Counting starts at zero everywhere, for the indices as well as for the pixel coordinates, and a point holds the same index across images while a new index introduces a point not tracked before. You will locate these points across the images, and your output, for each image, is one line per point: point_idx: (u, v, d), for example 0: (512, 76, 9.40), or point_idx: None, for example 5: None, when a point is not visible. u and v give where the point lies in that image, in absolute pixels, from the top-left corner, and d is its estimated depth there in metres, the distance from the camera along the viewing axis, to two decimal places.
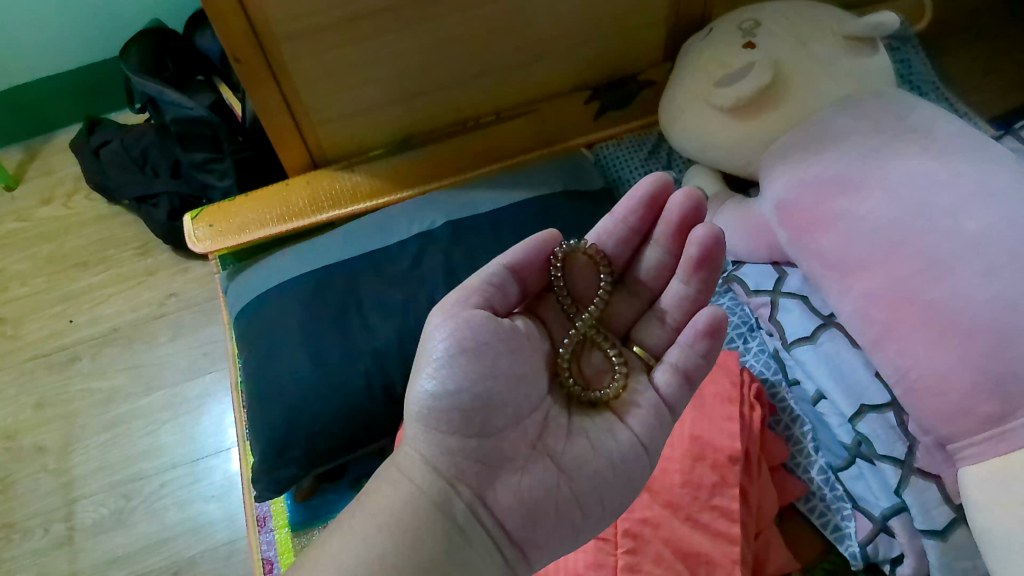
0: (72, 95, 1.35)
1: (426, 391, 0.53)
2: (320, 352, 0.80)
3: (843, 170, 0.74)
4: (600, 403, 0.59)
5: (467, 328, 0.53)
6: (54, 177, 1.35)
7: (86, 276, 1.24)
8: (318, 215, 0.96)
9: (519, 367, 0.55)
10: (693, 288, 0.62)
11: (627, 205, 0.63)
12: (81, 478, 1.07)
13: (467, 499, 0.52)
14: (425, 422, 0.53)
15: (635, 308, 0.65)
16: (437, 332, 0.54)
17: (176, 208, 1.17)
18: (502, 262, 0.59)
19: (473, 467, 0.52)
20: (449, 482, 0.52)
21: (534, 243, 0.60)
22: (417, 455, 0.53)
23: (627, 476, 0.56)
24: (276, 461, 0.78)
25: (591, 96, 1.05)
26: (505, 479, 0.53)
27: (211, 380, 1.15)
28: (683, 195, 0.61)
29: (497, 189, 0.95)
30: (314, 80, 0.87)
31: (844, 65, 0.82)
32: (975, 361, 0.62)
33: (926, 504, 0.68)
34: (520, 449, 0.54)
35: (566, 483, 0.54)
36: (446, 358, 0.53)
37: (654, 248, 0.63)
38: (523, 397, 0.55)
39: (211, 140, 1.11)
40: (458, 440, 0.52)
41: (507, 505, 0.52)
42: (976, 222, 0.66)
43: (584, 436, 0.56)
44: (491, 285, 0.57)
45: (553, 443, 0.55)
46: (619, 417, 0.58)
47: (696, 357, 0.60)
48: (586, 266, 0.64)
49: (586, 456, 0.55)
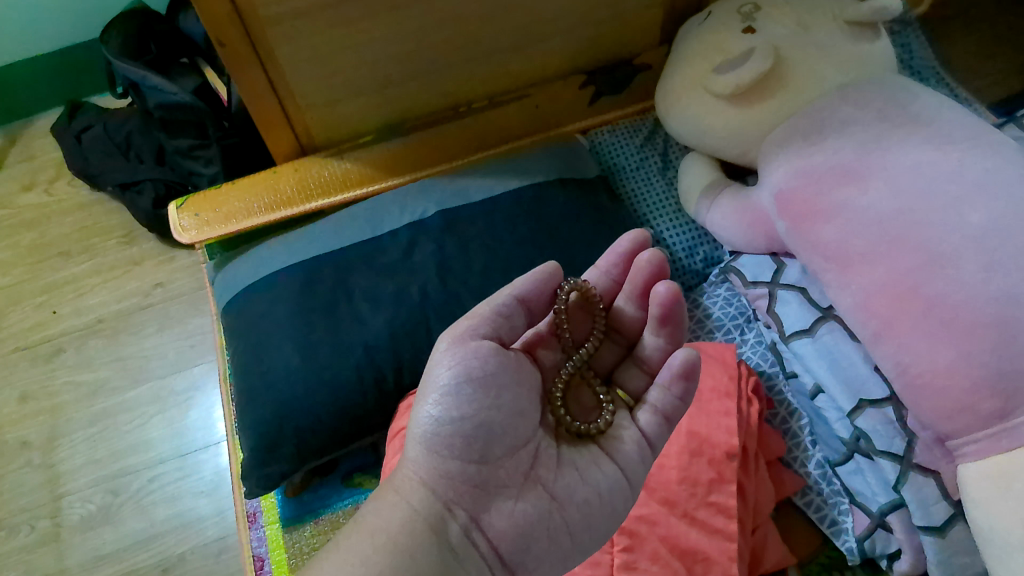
0: (53, 79, 1.32)
1: (430, 418, 0.53)
2: (311, 350, 0.78)
3: (846, 158, 0.73)
4: (587, 436, 0.58)
5: (474, 358, 0.53)
6: (36, 162, 1.32)
7: (70, 266, 1.22)
8: (307, 205, 0.94)
9: (520, 400, 0.54)
10: (662, 340, 0.62)
11: (609, 258, 0.63)
12: (67, 473, 1.06)
13: (463, 522, 0.51)
14: (426, 447, 0.52)
15: (615, 352, 0.65)
16: (443, 360, 0.54)
17: (160, 195, 1.14)
18: (512, 292, 0.58)
19: (470, 491, 0.52)
20: (446, 506, 0.51)
21: (540, 275, 0.59)
22: (416, 478, 0.52)
23: (613, 505, 0.55)
24: (265, 459, 0.76)
25: (586, 81, 1.03)
26: (499, 505, 0.52)
27: (199, 372, 1.13)
28: (649, 256, 0.60)
29: (491, 176, 0.92)
30: (301, 65, 0.85)
31: (845, 50, 0.80)
32: (978, 357, 0.61)
33: (925, 500, 0.67)
34: (515, 477, 0.53)
35: (558, 511, 0.53)
36: (451, 387, 0.52)
37: (625, 302, 0.63)
38: (521, 426, 0.54)
39: (196, 126, 1.08)
40: (457, 466, 0.52)
41: (501, 531, 0.52)
42: (979, 215, 0.65)
43: (573, 466, 0.55)
44: (499, 315, 0.56)
45: (544, 473, 0.54)
46: (605, 451, 0.57)
47: (672, 399, 0.59)
48: (580, 313, 0.64)
49: (577, 485, 0.54)
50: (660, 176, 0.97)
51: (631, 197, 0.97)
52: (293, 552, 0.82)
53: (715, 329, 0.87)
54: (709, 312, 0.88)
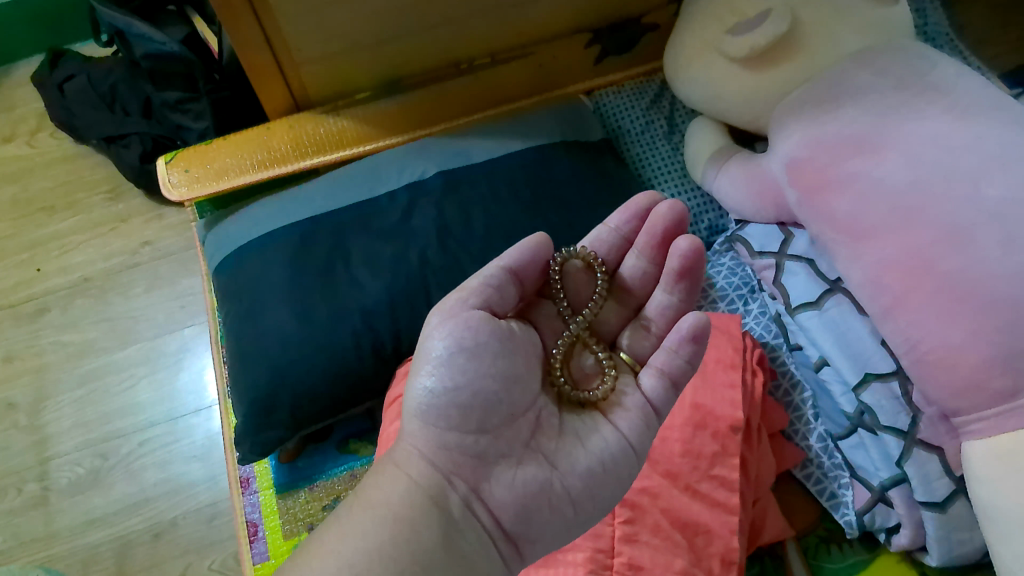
0: (34, 24, 1.27)
1: (425, 389, 0.51)
2: (306, 313, 0.76)
3: (862, 128, 0.71)
4: (588, 403, 0.57)
5: (465, 329, 0.52)
6: (16, 112, 1.27)
7: (53, 222, 1.18)
8: (303, 162, 0.91)
9: (516, 367, 0.53)
10: (676, 298, 0.60)
11: (623, 215, 0.63)
12: (54, 436, 1.04)
13: (463, 493, 0.50)
14: (423, 419, 0.51)
15: (622, 313, 0.63)
16: (435, 333, 0.53)
17: (148, 150, 1.11)
18: (500, 264, 0.56)
19: (469, 461, 0.50)
20: (445, 477, 0.50)
21: (528, 247, 0.57)
22: (414, 450, 0.51)
23: (617, 475, 0.54)
24: (261, 424, 0.75)
25: (592, 39, 0.99)
26: (499, 475, 0.51)
27: (189, 334, 1.11)
28: (667, 207, 0.61)
29: (494, 137, 0.89)
30: (296, 16, 0.81)
31: (865, 13, 0.78)
32: (990, 335, 0.60)
33: (928, 475, 0.67)
34: (515, 445, 0.52)
35: (558, 479, 0.51)
36: (445, 357, 0.51)
37: (636, 257, 0.62)
38: (518, 394, 0.53)
39: (186, 79, 1.04)
40: (455, 437, 0.50)
41: (503, 501, 0.50)
42: (997, 189, 0.63)
43: (575, 435, 0.54)
44: (488, 286, 0.54)
45: (545, 442, 0.53)
46: (606, 416, 0.56)
47: (681, 363, 0.57)
48: (583, 275, 0.62)
49: (578, 454, 0.53)
50: (665, 141, 0.95)
51: (636, 161, 0.95)
52: (287, 518, 0.81)
53: (719, 299, 0.86)
54: (711, 282, 0.86)
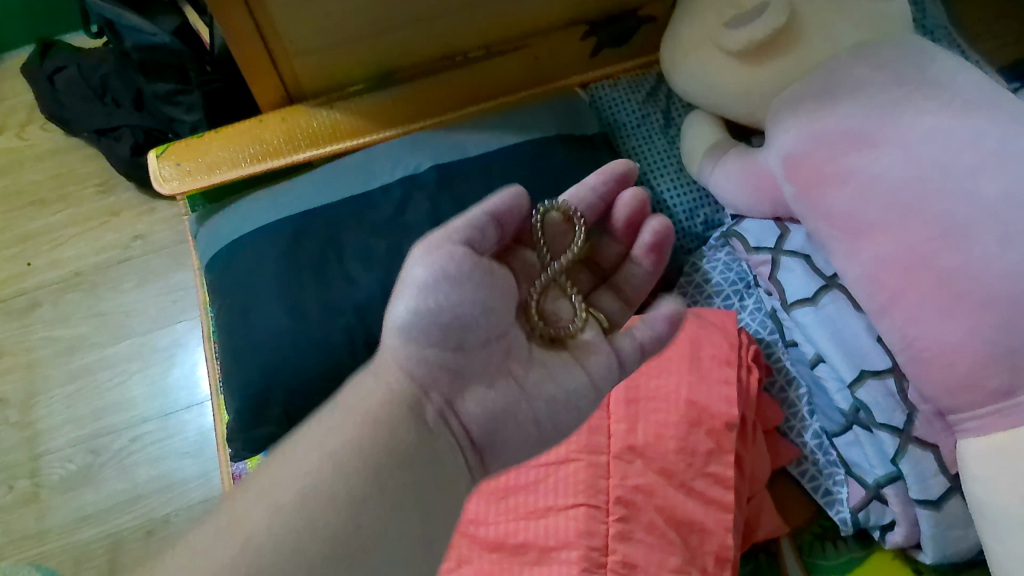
0: (23, 14, 1.25)
1: (405, 313, 0.49)
2: (300, 308, 0.75)
3: (860, 123, 0.70)
4: (558, 340, 0.56)
5: (450, 258, 0.49)
6: (6, 104, 1.26)
7: (44, 216, 1.17)
8: (295, 155, 0.90)
9: (495, 296, 0.51)
10: (646, 268, 0.63)
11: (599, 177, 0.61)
12: (45, 433, 1.03)
13: (439, 406, 0.49)
14: (403, 338, 0.49)
15: (589, 281, 0.64)
16: (417, 259, 0.50)
17: (140, 142, 1.10)
18: (485, 208, 0.53)
19: (445, 378, 0.49)
20: (421, 389, 0.49)
21: (511, 196, 0.54)
22: (390, 362, 0.49)
23: (579, 407, 0.54)
24: (253, 420, 0.74)
25: (588, 32, 0.98)
26: (473, 390, 0.50)
27: (181, 329, 1.10)
28: (633, 195, 0.61)
29: (488, 130, 0.89)
30: (288, 7, 0.80)
31: (863, 8, 0.77)
32: (988, 334, 0.60)
33: (923, 473, 0.67)
34: (489, 366, 0.51)
35: (526, 402, 0.51)
36: (428, 283, 0.49)
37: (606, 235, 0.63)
38: (497, 318, 0.51)
39: (177, 71, 1.02)
40: (435, 354, 0.49)
41: (474, 416, 0.50)
42: (996, 186, 0.62)
43: (543, 364, 0.53)
44: (473, 226, 0.52)
45: (516, 367, 0.52)
46: (575, 358, 0.55)
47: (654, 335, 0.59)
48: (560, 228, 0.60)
49: (546, 381, 0.53)
50: (662, 134, 0.94)
51: (631, 154, 0.94)
52: None
53: (715, 295, 0.85)
54: (707, 277, 0.86)
